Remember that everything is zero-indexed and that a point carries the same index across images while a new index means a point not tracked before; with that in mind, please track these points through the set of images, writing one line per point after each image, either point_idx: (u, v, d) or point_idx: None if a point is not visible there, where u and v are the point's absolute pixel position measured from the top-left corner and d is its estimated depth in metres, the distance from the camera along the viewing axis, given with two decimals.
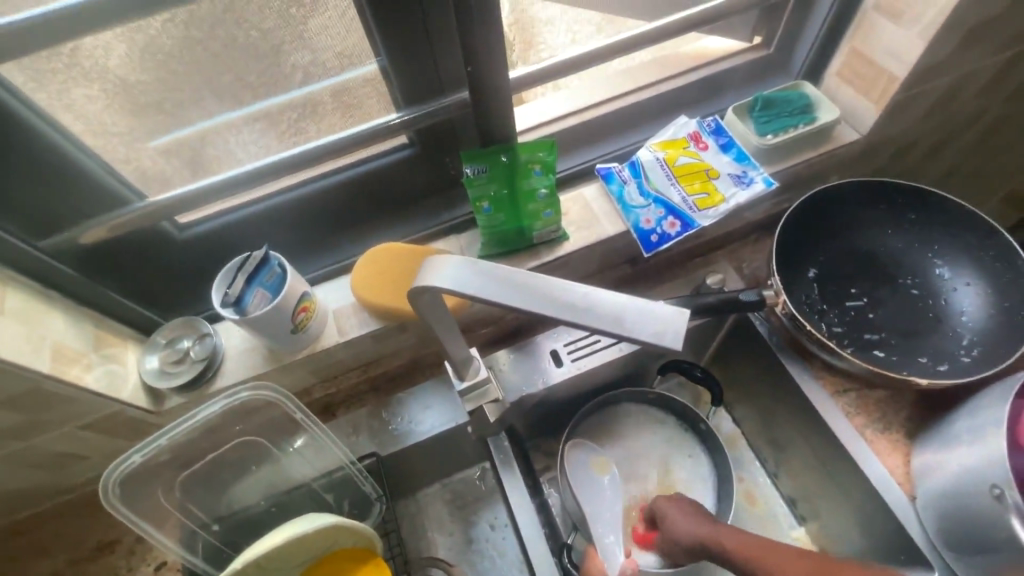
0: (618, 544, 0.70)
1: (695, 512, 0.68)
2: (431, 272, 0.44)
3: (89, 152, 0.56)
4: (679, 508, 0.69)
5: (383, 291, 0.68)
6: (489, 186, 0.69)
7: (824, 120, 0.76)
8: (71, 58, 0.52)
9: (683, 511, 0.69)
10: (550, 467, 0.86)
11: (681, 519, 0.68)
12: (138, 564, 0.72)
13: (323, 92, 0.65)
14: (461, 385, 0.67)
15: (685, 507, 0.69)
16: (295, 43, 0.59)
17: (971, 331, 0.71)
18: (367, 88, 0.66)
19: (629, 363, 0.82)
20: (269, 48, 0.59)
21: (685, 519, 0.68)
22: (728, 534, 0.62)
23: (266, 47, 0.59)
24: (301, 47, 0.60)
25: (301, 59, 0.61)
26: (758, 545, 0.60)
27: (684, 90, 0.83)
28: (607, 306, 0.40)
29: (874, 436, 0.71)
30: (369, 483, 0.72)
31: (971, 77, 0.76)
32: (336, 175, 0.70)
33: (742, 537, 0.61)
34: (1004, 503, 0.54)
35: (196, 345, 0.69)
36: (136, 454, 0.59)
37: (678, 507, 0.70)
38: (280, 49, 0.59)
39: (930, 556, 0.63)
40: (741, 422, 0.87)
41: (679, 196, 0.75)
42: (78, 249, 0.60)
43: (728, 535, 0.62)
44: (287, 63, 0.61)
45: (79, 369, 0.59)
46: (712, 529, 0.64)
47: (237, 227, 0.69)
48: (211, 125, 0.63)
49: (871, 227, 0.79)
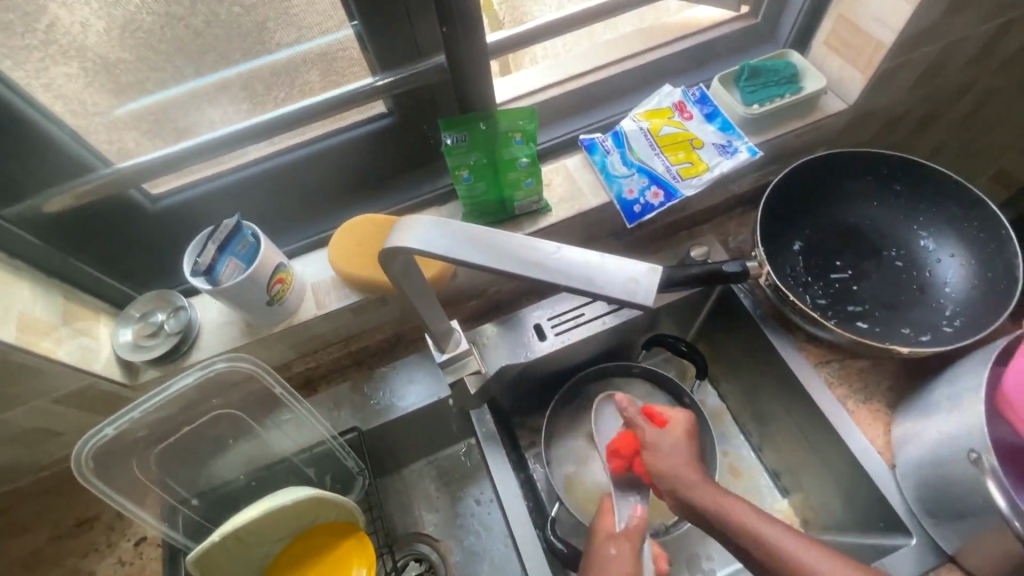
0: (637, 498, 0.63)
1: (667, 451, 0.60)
2: (402, 234, 0.43)
3: (59, 122, 0.56)
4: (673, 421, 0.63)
5: (360, 260, 0.67)
6: (469, 155, 0.66)
7: (809, 90, 0.74)
8: (48, 35, 0.52)
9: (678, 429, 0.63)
10: (535, 443, 0.85)
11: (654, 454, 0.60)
12: (117, 540, 0.71)
13: (310, 68, 0.65)
14: (441, 357, 0.67)
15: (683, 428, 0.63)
16: (278, 20, 0.59)
17: (954, 302, 0.71)
18: (351, 66, 0.66)
19: (613, 338, 0.81)
20: (252, 25, 0.59)
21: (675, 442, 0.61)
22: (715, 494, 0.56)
23: (250, 24, 0.59)
24: (285, 24, 0.60)
25: (286, 37, 0.61)
26: (775, 528, 0.52)
27: (669, 60, 0.82)
28: (582, 268, 0.40)
29: (856, 406, 0.71)
30: (350, 458, 0.71)
31: (958, 48, 0.75)
32: (316, 144, 0.68)
33: (756, 513, 0.53)
34: (981, 467, 0.53)
35: (171, 318, 0.68)
36: (109, 426, 0.58)
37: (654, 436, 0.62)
38: (264, 26, 0.59)
39: (908, 523, 0.63)
40: (727, 397, 0.87)
41: (663, 166, 0.74)
42: (44, 218, 0.58)
43: (730, 506, 0.54)
44: (272, 43, 0.61)
45: (51, 342, 0.58)
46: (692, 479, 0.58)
47: (213, 198, 0.67)
48: (187, 94, 0.61)
49: (857, 199, 0.79)
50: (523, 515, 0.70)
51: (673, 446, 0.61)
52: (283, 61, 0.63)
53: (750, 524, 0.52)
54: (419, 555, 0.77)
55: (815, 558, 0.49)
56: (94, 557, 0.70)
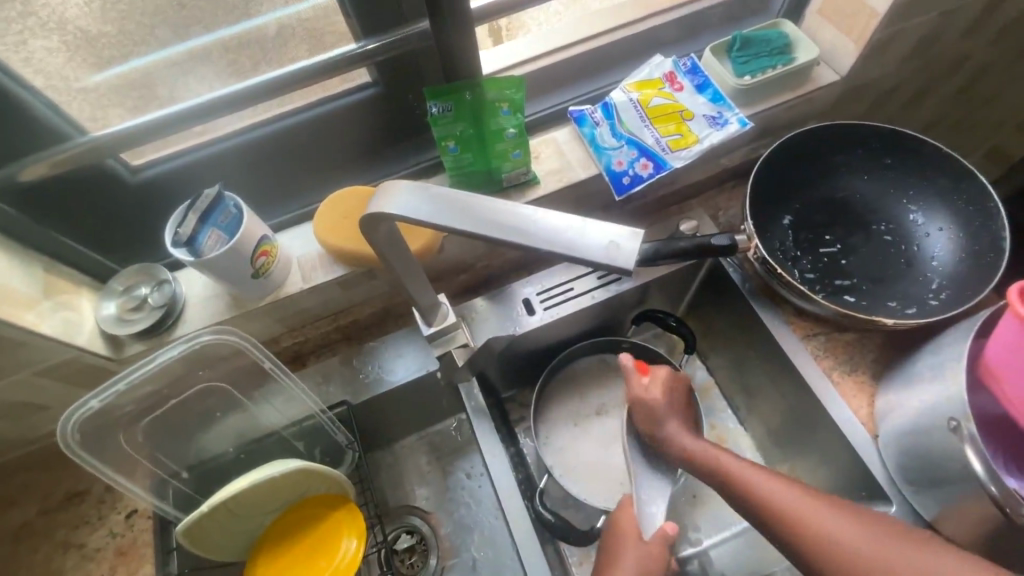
0: (661, 512, 0.63)
1: (654, 412, 0.65)
2: (384, 201, 0.44)
3: (36, 93, 0.54)
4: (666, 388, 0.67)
5: (346, 232, 0.66)
6: (455, 125, 0.65)
7: (801, 61, 0.73)
8: (26, 6, 0.52)
9: (672, 396, 0.67)
10: (525, 418, 0.86)
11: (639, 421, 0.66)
12: (108, 512, 0.71)
13: (297, 42, 0.64)
14: (429, 330, 0.66)
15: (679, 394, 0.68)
16: None
17: (940, 275, 0.71)
18: (342, 41, 0.65)
19: (602, 312, 0.81)
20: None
21: (673, 412, 0.65)
22: (696, 445, 0.61)
23: None
24: None
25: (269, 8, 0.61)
26: (776, 485, 0.54)
27: (661, 30, 0.80)
28: (564, 233, 0.39)
29: (841, 378, 0.72)
30: (340, 431, 0.72)
31: (952, 18, 0.74)
32: (299, 114, 0.67)
33: (750, 468, 0.57)
34: (959, 435, 0.54)
35: (155, 291, 0.67)
36: (94, 400, 0.57)
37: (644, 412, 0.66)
38: None
39: (890, 491, 0.64)
40: (715, 372, 0.88)
41: (653, 137, 0.73)
42: (19, 187, 0.57)
43: (737, 468, 0.57)
44: (257, 12, 0.61)
45: (36, 315, 0.58)
46: (676, 432, 0.63)
47: (194, 169, 0.66)
48: (162, 62, 0.61)
49: (846, 173, 0.79)
50: (512, 490, 0.71)
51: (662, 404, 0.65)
52: (269, 33, 0.63)
53: (754, 484, 0.55)
54: (411, 528, 0.78)
55: (811, 507, 0.51)
56: (86, 529, 0.70)
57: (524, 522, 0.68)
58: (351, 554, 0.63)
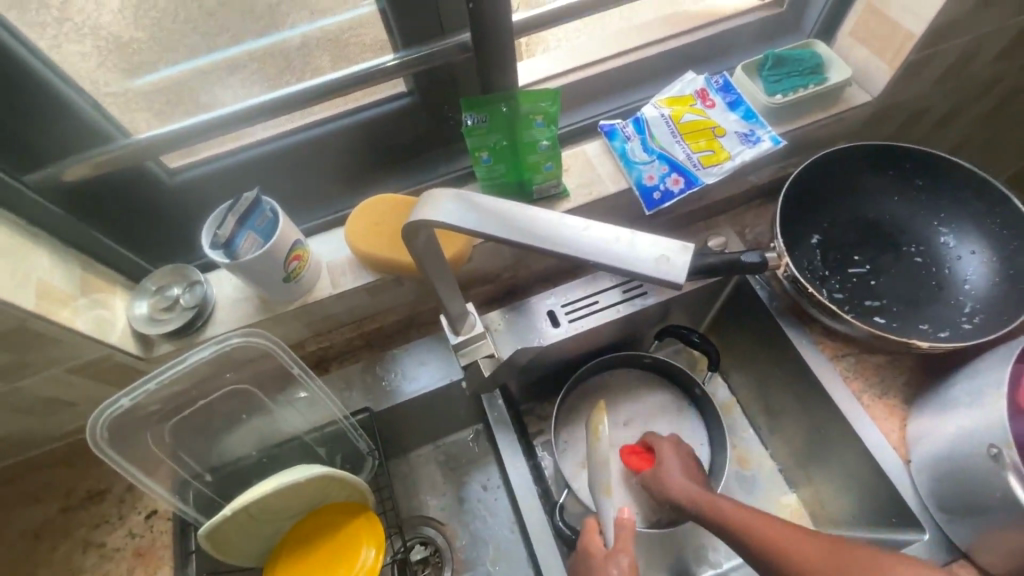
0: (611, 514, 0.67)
1: (689, 471, 0.68)
2: (426, 209, 0.44)
3: (80, 92, 0.55)
4: (670, 460, 0.70)
5: (377, 239, 0.67)
6: (489, 136, 0.65)
7: (833, 81, 0.73)
8: (61, 12, 0.52)
9: (684, 460, 0.70)
10: (543, 432, 0.85)
11: (664, 472, 0.68)
12: (128, 512, 0.71)
13: (321, 53, 0.65)
14: (457, 339, 0.67)
15: (685, 460, 0.70)
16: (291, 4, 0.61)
17: (974, 299, 0.70)
18: (364, 52, 0.66)
19: (625, 327, 0.81)
20: (264, 7, 0.60)
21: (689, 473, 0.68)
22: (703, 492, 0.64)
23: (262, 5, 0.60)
24: (297, 8, 0.62)
25: (297, 19, 0.62)
26: (773, 525, 0.57)
27: (694, 47, 0.80)
28: (612, 245, 0.40)
29: (871, 401, 0.70)
30: (361, 439, 0.71)
31: (984, 43, 0.75)
32: (332, 123, 0.68)
33: (750, 513, 0.58)
34: (1001, 462, 0.53)
35: (186, 292, 0.68)
36: (125, 398, 0.57)
37: (672, 462, 0.69)
38: (276, 9, 0.61)
39: (922, 518, 0.63)
40: (737, 391, 0.87)
41: (684, 153, 0.73)
42: (61, 187, 0.58)
43: (734, 510, 0.59)
44: (284, 24, 0.62)
45: (69, 311, 0.58)
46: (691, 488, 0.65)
47: (225, 176, 0.67)
48: (197, 69, 0.62)
49: (875, 194, 0.78)
50: (532, 501, 0.70)
51: (672, 462, 0.69)
52: (295, 44, 0.64)
53: (753, 522, 0.58)
54: (425, 539, 0.77)
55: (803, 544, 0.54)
56: (105, 529, 0.70)
57: (543, 536, 0.68)
58: (370, 563, 0.62)
